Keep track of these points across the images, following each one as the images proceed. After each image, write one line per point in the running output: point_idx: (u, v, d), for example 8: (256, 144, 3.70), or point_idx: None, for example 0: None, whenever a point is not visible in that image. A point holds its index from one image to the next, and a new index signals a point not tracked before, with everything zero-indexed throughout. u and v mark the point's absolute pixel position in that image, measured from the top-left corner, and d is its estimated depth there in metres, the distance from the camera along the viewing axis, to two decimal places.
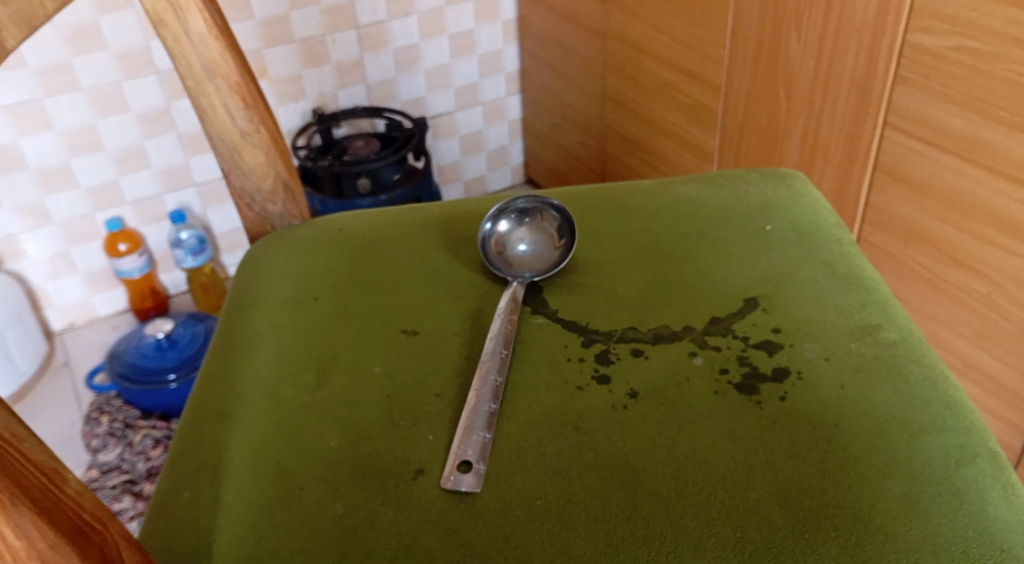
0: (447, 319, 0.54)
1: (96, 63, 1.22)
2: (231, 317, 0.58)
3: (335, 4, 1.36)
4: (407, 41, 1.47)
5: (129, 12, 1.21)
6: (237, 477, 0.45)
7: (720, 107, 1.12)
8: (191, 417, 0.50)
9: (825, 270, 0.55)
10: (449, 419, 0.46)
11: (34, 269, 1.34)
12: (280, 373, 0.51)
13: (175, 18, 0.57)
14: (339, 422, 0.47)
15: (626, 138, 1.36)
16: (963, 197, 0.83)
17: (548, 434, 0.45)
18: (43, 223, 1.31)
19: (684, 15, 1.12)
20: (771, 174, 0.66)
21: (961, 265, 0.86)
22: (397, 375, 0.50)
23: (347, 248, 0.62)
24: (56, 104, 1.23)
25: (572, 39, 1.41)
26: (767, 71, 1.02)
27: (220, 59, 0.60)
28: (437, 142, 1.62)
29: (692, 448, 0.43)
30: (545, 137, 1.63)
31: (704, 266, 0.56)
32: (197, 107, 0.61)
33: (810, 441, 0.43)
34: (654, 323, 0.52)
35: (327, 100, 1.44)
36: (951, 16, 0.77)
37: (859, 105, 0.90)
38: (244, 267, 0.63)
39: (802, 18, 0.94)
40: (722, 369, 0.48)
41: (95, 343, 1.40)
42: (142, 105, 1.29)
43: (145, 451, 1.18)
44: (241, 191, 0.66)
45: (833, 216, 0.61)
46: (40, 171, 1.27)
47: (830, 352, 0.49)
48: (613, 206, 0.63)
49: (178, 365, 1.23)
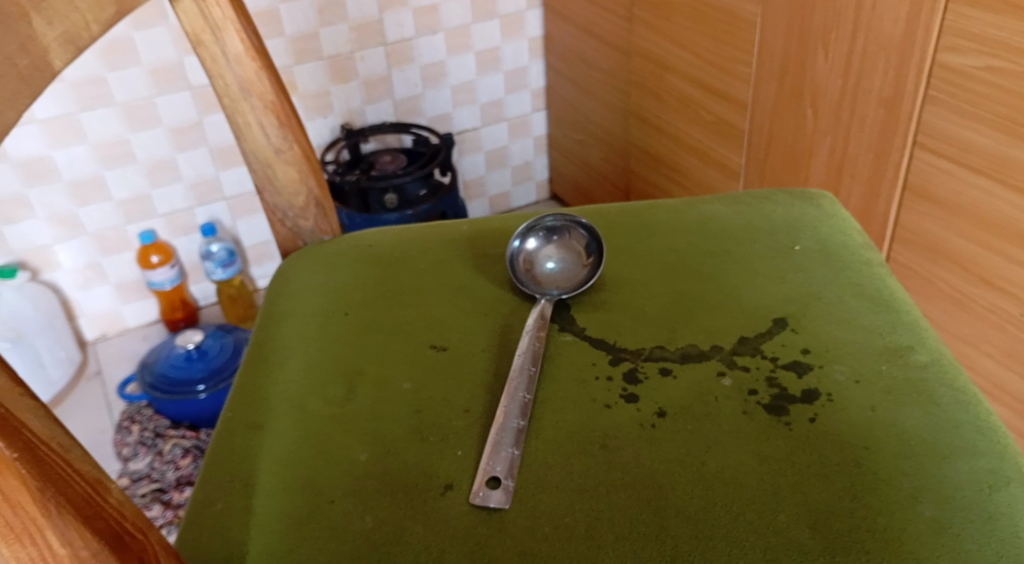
0: (475, 335, 0.55)
1: (130, 77, 1.25)
2: (264, 329, 0.59)
3: (363, 21, 1.38)
4: (434, 57, 1.49)
5: (163, 28, 1.24)
6: (269, 489, 0.46)
7: (746, 125, 1.12)
8: (224, 428, 0.51)
9: (854, 291, 0.55)
10: (476, 435, 0.47)
11: (67, 279, 1.36)
12: (311, 386, 0.52)
13: (213, 38, 0.59)
14: (368, 436, 0.48)
15: (650, 155, 1.37)
16: (992, 217, 0.83)
17: (576, 451, 0.45)
18: (76, 234, 1.33)
19: (709, 32, 1.12)
20: (798, 194, 0.66)
21: (990, 285, 0.85)
22: (425, 391, 0.50)
23: (377, 263, 0.63)
24: (92, 118, 1.26)
25: (597, 56, 1.41)
26: (794, 89, 1.02)
27: (255, 77, 0.61)
28: (462, 158, 1.63)
29: (719, 467, 0.43)
30: (570, 153, 1.64)
31: (732, 285, 0.56)
32: (233, 124, 0.63)
33: (839, 463, 0.43)
34: (682, 342, 0.52)
35: (355, 115, 1.46)
36: (980, 36, 0.77)
37: (887, 123, 0.90)
38: (276, 281, 0.64)
39: (829, 36, 0.94)
40: (750, 390, 0.48)
41: (125, 352, 1.42)
42: (174, 118, 1.31)
43: (175, 460, 1.19)
44: (273, 207, 0.67)
45: (861, 236, 0.61)
46: (75, 183, 1.29)
47: (859, 374, 0.48)
48: (640, 224, 0.63)
49: (207, 376, 1.25)
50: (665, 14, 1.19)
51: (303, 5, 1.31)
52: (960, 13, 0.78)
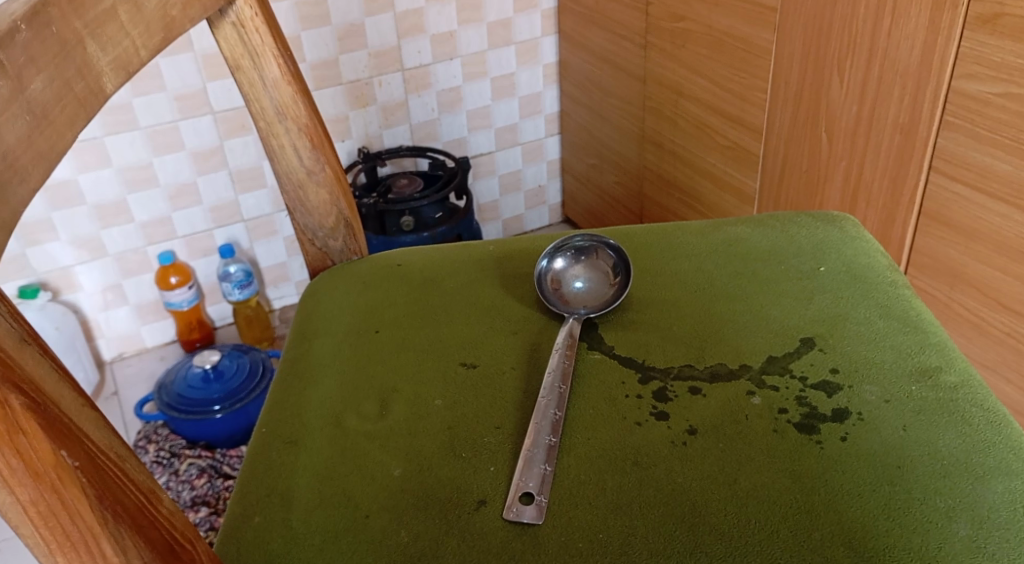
0: (505, 353, 0.55)
1: (155, 103, 1.27)
2: (296, 347, 0.60)
3: (383, 47, 1.41)
4: (451, 83, 1.51)
5: (188, 55, 1.26)
6: (306, 503, 0.46)
7: (761, 150, 1.13)
8: (259, 443, 0.52)
9: (881, 312, 0.56)
10: (509, 452, 0.47)
11: (88, 300, 1.38)
12: (345, 402, 0.53)
13: (252, 64, 0.61)
14: (403, 452, 0.48)
15: (664, 179, 1.38)
16: (1012, 243, 0.83)
17: (609, 469, 0.46)
18: (97, 256, 1.35)
19: (725, 60, 1.14)
20: (821, 216, 0.67)
21: (1008, 310, 0.86)
22: (456, 407, 0.51)
23: (405, 283, 0.64)
24: (117, 143, 1.28)
25: (612, 82, 1.43)
26: (809, 116, 1.03)
27: (291, 102, 0.63)
28: (477, 181, 1.65)
29: (752, 485, 0.44)
30: (583, 177, 1.66)
31: (758, 306, 0.57)
32: (268, 146, 0.64)
33: (873, 482, 0.43)
34: (710, 362, 0.52)
35: (372, 140, 1.49)
36: (997, 64, 0.78)
37: (904, 148, 0.91)
38: (307, 300, 0.65)
39: (845, 63, 0.95)
40: (781, 408, 0.48)
41: (143, 373, 1.44)
42: (197, 143, 1.34)
43: (190, 480, 1.20)
44: (304, 227, 0.68)
45: (885, 258, 0.62)
46: (99, 206, 1.31)
47: (889, 394, 0.49)
48: (666, 246, 0.64)
49: (224, 397, 1.26)
50: (680, 42, 1.22)
51: (325, 33, 1.34)
52: (977, 40, 0.79)
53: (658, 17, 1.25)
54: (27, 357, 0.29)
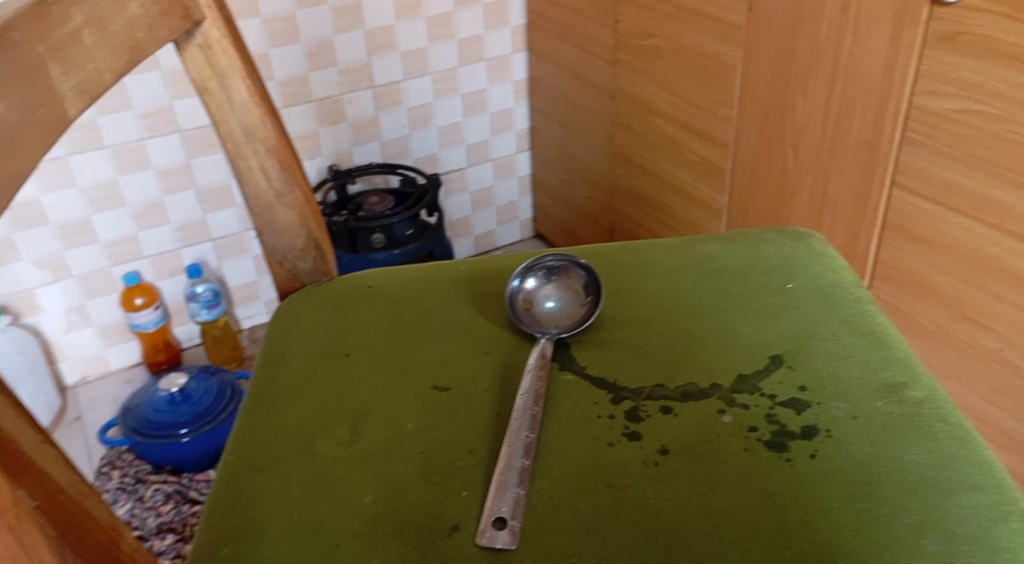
0: (478, 374, 0.55)
1: (121, 121, 1.26)
2: (265, 371, 0.59)
3: (353, 64, 1.40)
4: (422, 100, 1.51)
5: (155, 73, 1.25)
6: (276, 533, 0.45)
7: (729, 165, 1.15)
8: (227, 471, 0.51)
9: (848, 328, 0.56)
10: (482, 475, 0.47)
11: (51, 323, 1.35)
12: (315, 427, 0.52)
13: (219, 86, 0.60)
14: (375, 478, 0.48)
15: (635, 194, 1.39)
16: (974, 255, 0.85)
17: (583, 491, 0.46)
18: (61, 277, 1.32)
19: (693, 76, 1.15)
20: (788, 233, 0.68)
21: (972, 321, 0.88)
22: (429, 430, 0.51)
23: (376, 304, 0.63)
24: (82, 161, 1.26)
25: (583, 98, 1.45)
26: (776, 132, 1.05)
27: (260, 123, 0.62)
28: (449, 198, 1.65)
29: (724, 504, 0.44)
30: (555, 193, 1.66)
31: (728, 323, 0.58)
32: (235, 168, 0.64)
33: (843, 499, 0.44)
34: (682, 381, 0.53)
35: (343, 156, 1.48)
36: (956, 80, 0.80)
37: (868, 163, 0.93)
38: (276, 321, 0.64)
39: (809, 80, 0.97)
40: (751, 426, 0.49)
41: (108, 396, 1.40)
42: (164, 161, 1.32)
43: (156, 507, 1.17)
44: (273, 249, 0.68)
45: (851, 274, 0.63)
46: (62, 226, 1.29)
47: (857, 411, 0.49)
48: (637, 264, 0.65)
49: (191, 420, 1.23)
50: (649, 58, 1.23)
51: (294, 50, 1.34)
52: (937, 58, 0.82)
53: (627, 33, 1.26)
54: None
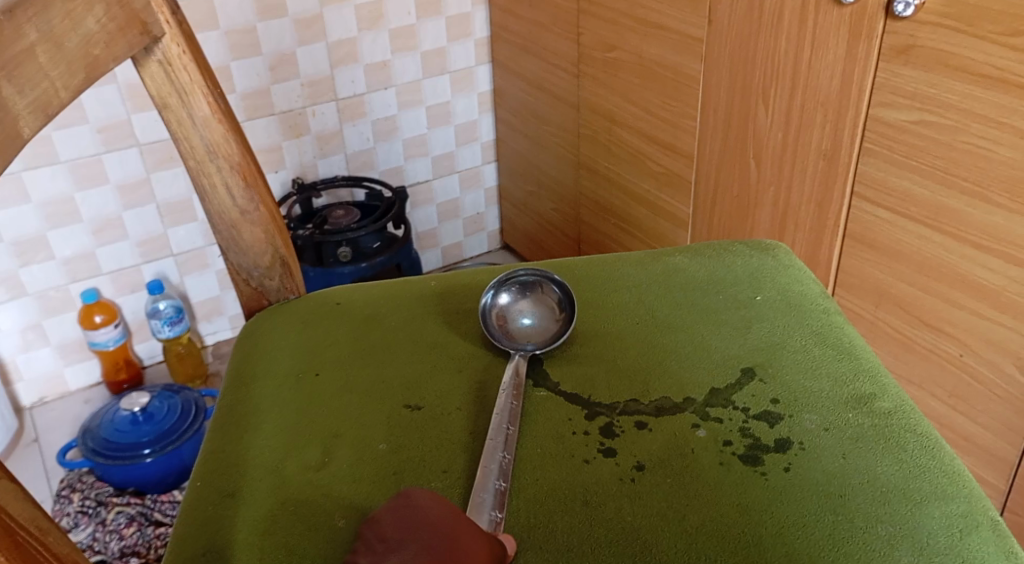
0: (450, 393, 0.55)
1: (76, 135, 1.22)
2: (232, 392, 0.57)
3: (315, 77, 1.39)
4: (386, 112, 1.50)
5: (112, 86, 1.22)
6: (246, 562, 0.44)
7: (693, 176, 1.16)
8: (195, 498, 0.49)
9: (817, 340, 0.57)
10: (457, 496, 0.47)
11: (5, 342, 1.31)
12: (285, 450, 0.51)
13: (180, 102, 0.59)
14: (347, 501, 0.47)
15: (601, 206, 1.40)
16: (932, 262, 0.87)
17: (560, 510, 0.45)
18: (16, 295, 1.28)
19: (656, 89, 1.16)
20: (756, 245, 0.69)
21: (932, 327, 0.90)
22: (402, 451, 0.50)
23: (345, 322, 0.62)
24: (36, 177, 1.22)
25: (547, 110, 1.45)
26: (738, 144, 1.06)
27: (222, 140, 0.61)
28: (415, 210, 1.64)
29: (701, 520, 0.44)
30: (521, 204, 1.66)
31: (699, 336, 0.58)
32: (198, 185, 0.62)
33: (817, 512, 0.44)
34: (655, 395, 0.53)
35: (307, 169, 1.46)
36: (911, 93, 0.82)
37: (828, 173, 0.95)
38: (242, 341, 0.63)
39: (770, 93, 0.99)
40: (726, 440, 0.49)
41: (66, 417, 1.36)
42: (122, 176, 1.29)
43: (119, 530, 1.14)
44: (238, 266, 0.66)
45: (817, 285, 0.63)
46: (16, 244, 1.25)
47: (828, 422, 0.50)
48: (607, 278, 0.65)
49: (154, 439, 1.20)
50: (612, 71, 1.24)
51: (255, 63, 1.32)
52: (892, 71, 0.84)
53: (589, 46, 1.27)
54: None
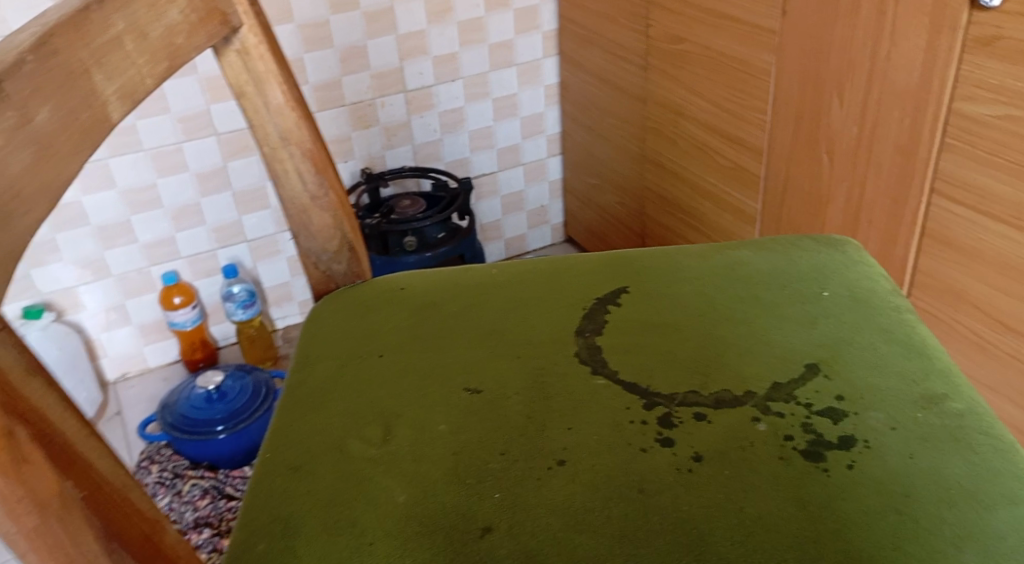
0: (509, 378, 0.55)
1: (159, 125, 1.28)
2: (299, 371, 0.60)
3: (385, 69, 1.42)
4: (453, 104, 1.52)
5: (192, 77, 1.27)
6: (309, 531, 0.46)
7: (762, 170, 1.13)
8: (263, 469, 0.51)
9: (886, 337, 0.55)
10: (513, 478, 0.47)
11: (91, 321, 1.38)
12: (348, 427, 0.53)
13: (256, 90, 0.61)
14: (406, 478, 0.48)
15: (666, 200, 1.38)
16: (1014, 264, 0.83)
17: (614, 496, 0.45)
18: (101, 277, 1.35)
19: (725, 82, 1.14)
20: (825, 240, 0.67)
21: (1012, 331, 0.86)
22: (460, 433, 0.51)
23: (407, 307, 0.64)
24: (120, 164, 1.28)
25: (612, 103, 1.44)
26: (809, 139, 1.04)
27: (295, 127, 0.63)
28: (479, 201, 1.66)
29: (759, 513, 0.44)
30: (585, 197, 1.66)
31: (762, 330, 0.57)
32: (271, 171, 0.65)
33: (880, 510, 0.43)
34: (715, 388, 0.52)
35: (375, 160, 1.49)
36: (996, 86, 0.79)
37: (904, 170, 0.92)
38: (310, 322, 0.65)
39: (845, 86, 0.96)
40: (787, 435, 0.48)
41: (146, 393, 1.43)
42: (200, 164, 1.34)
43: (193, 501, 1.20)
44: (307, 251, 0.68)
45: (889, 282, 0.61)
46: (102, 227, 1.32)
47: (895, 421, 0.49)
48: (670, 270, 0.64)
49: (226, 417, 1.25)
50: (680, 63, 1.22)
51: (327, 55, 1.35)
52: (976, 63, 0.80)
53: (657, 39, 1.26)
54: (32, 390, 0.29)
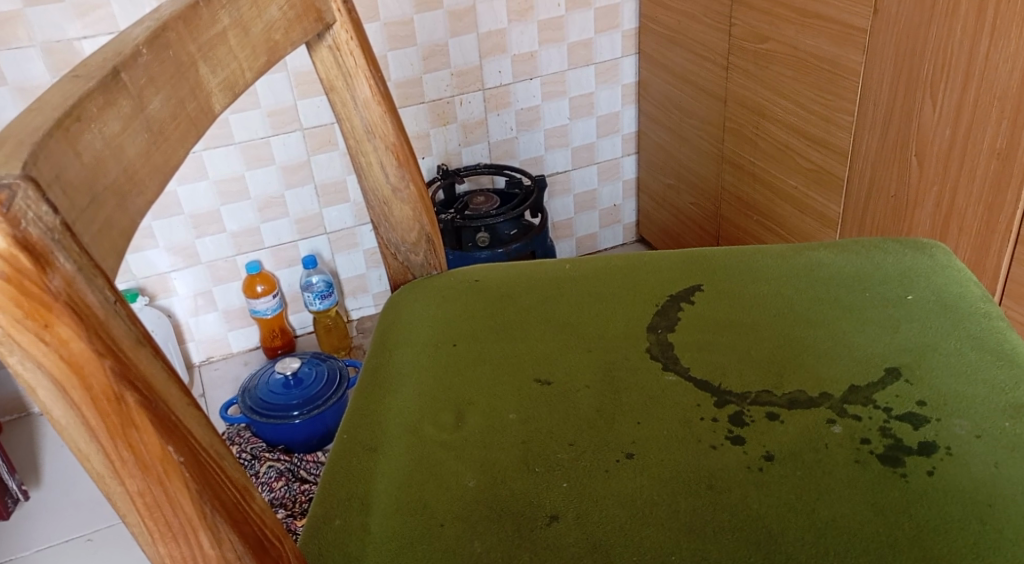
0: (580, 370, 0.56)
1: (249, 119, 1.34)
2: (377, 356, 0.62)
3: (465, 67, 1.44)
4: (530, 102, 1.53)
5: (282, 74, 1.32)
6: (384, 509, 0.47)
7: (846, 173, 1.10)
8: (340, 449, 0.53)
9: (973, 344, 0.53)
10: (582, 468, 0.48)
11: (181, 305, 1.46)
12: (422, 412, 0.55)
13: (345, 85, 0.63)
14: (477, 464, 0.49)
15: (743, 202, 1.36)
16: None
17: (683, 491, 0.45)
18: (191, 263, 1.42)
19: (810, 82, 1.12)
20: (910, 243, 0.65)
21: None
22: (531, 423, 0.52)
23: (482, 298, 0.65)
24: (213, 156, 1.35)
25: (691, 103, 1.43)
26: (897, 140, 1.00)
27: (380, 121, 0.65)
28: (553, 200, 1.66)
29: (831, 515, 0.43)
30: (660, 197, 1.65)
31: (841, 333, 0.56)
32: (356, 163, 0.67)
33: (962, 519, 0.42)
34: (789, 388, 0.52)
35: (452, 156, 1.52)
36: None
37: (1000, 174, 0.87)
38: (388, 310, 0.67)
39: (938, 85, 0.92)
40: (863, 439, 0.47)
41: (228, 376, 1.50)
42: (286, 157, 1.40)
43: (269, 482, 1.23)
44: (387, 241, 0.71)
45: (979, 288, 0.59)
46: (194, 216, 1.39)
47: (981, 429, 0.47)
48: (745, 270, 0.64)
49: (303, 402, 1.30)
50: (763, 62, 1.20)
51: (410, 52, 1.38)
52: None
53: (741, 37, 1.24)
54: (140, 357, 0.30)
